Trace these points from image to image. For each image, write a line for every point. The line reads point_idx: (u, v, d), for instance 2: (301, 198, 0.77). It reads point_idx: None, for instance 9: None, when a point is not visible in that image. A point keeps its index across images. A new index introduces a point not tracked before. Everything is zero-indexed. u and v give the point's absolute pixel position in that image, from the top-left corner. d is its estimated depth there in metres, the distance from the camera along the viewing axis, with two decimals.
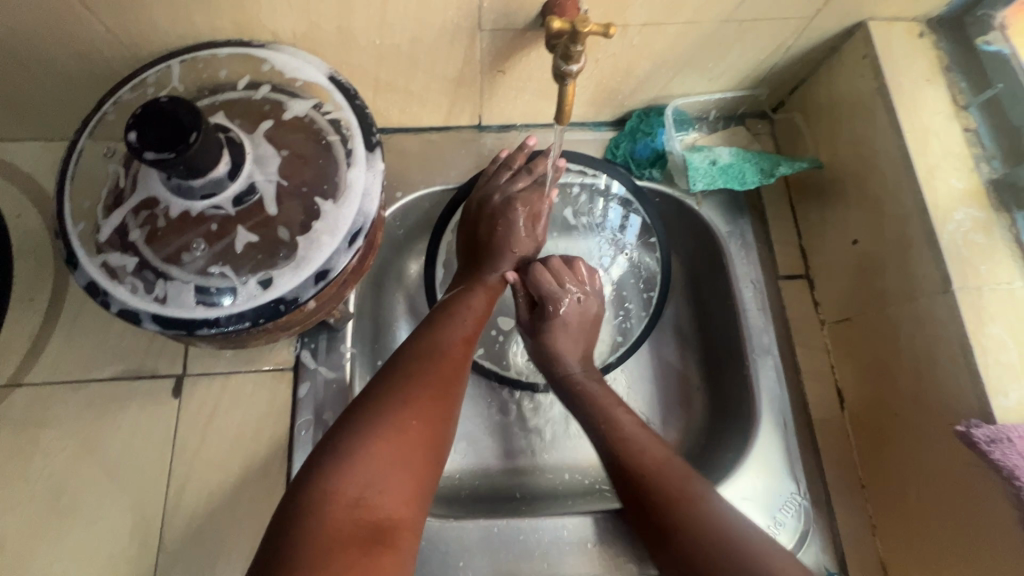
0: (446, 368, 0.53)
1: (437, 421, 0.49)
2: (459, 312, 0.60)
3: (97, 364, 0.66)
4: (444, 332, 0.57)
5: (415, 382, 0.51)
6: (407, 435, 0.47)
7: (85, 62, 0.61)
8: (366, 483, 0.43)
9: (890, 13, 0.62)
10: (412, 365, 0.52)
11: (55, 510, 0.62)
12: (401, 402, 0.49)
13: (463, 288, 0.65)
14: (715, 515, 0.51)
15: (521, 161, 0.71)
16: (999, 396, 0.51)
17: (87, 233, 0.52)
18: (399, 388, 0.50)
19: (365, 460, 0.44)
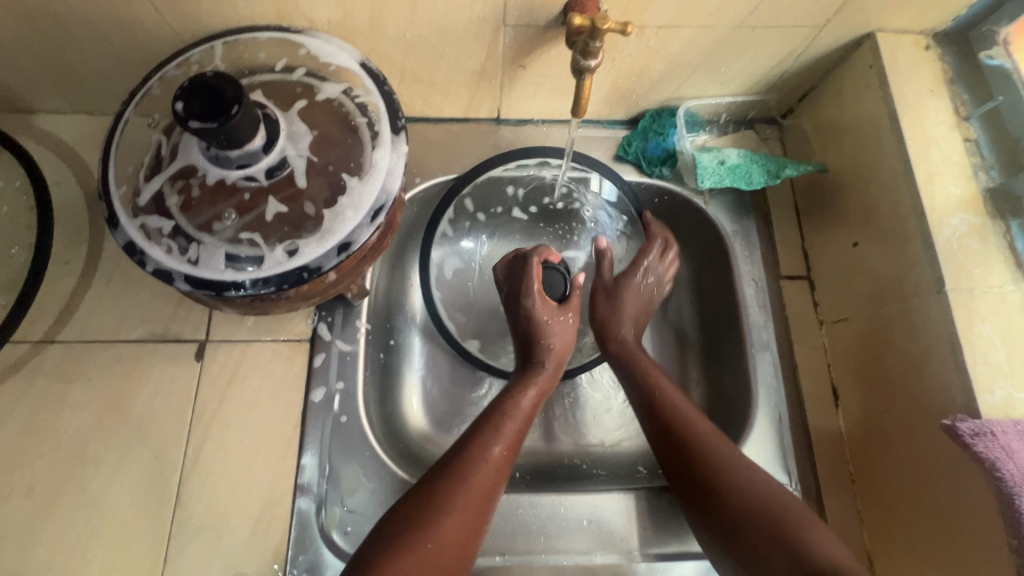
0: (487, 483, 0.56)
1: (456, 542, 0.52)
2: (512, 414, 0.61)
3: (125, 326, 0.70)
4: (487, 443, 0.58)
5: (456, 500, 0.53)
6: (447, 546, 0.51)
7: (133, 40, 0.65)
8: None
9: (897, 25, 0.65)
10: (451, 486, 0.54)
11: (80, 460, 0.65)
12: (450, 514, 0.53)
13: (524, 374, 0.67)
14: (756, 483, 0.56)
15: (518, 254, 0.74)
16: (984, 392, 0.53)
17: (127, 196, 0.55)
18: (446, 503, 0.53)
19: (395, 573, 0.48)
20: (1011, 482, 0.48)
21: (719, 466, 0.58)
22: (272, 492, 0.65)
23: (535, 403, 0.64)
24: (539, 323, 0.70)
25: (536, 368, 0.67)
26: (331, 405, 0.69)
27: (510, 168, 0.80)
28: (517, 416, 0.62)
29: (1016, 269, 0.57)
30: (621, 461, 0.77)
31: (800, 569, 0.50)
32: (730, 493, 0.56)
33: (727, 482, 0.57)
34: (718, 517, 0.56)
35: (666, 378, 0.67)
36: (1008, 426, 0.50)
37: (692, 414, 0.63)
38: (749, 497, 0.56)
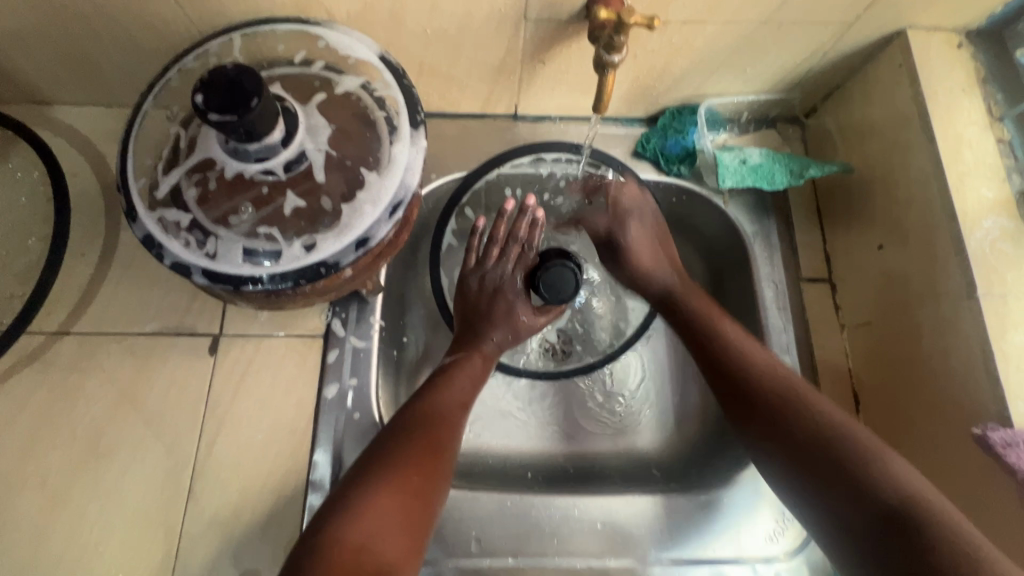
0: (450, 420, 0.59)
1: (432, 476, 0.54)
2: (458, 374, 0.65)
3: (140, 319, 0.70)
4: (446, 390, 0.62)
5: (418, 434, 0.56)
6: (406, 489, 0.51)
7: (151, 31, 0.64)
8: (369, 532, 0.47)
9: (929, 23, 0.63)
10: (417, 422, 0.57)
11: (94, 452, 0.65)
12: (405, 469, 0.52)
13: (460, 355, 0.68)
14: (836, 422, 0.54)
15: (502, 231, 0.74)
16: (1017, 402, 0.52)
17: (145, 189, 0.55)
18: (395, 460, 0.53)
19: (377, 503, 0.49)
20: None
21: (802, 404, 0.57)
22: (285, 488, 0.65)
23: (489, 358, 0.69)
24: (512, 323, 0.72)
25: (479, 343, 0.69)
26: (344, 402, 0.69)
27: (523, 163, 0.79)
28: (449, 388, 0.62)
29: None
30: (635, 463, 0.77)
31: (862, 505, 0.49)
32: (796, 419, 0.56)
33: (794, 410, 0.56)
34: (770, 425, 0.57)
35: (727, 320, 0.66)
36: None
37: (752, 347, 0.62)
38: (819, 418, 0.55)
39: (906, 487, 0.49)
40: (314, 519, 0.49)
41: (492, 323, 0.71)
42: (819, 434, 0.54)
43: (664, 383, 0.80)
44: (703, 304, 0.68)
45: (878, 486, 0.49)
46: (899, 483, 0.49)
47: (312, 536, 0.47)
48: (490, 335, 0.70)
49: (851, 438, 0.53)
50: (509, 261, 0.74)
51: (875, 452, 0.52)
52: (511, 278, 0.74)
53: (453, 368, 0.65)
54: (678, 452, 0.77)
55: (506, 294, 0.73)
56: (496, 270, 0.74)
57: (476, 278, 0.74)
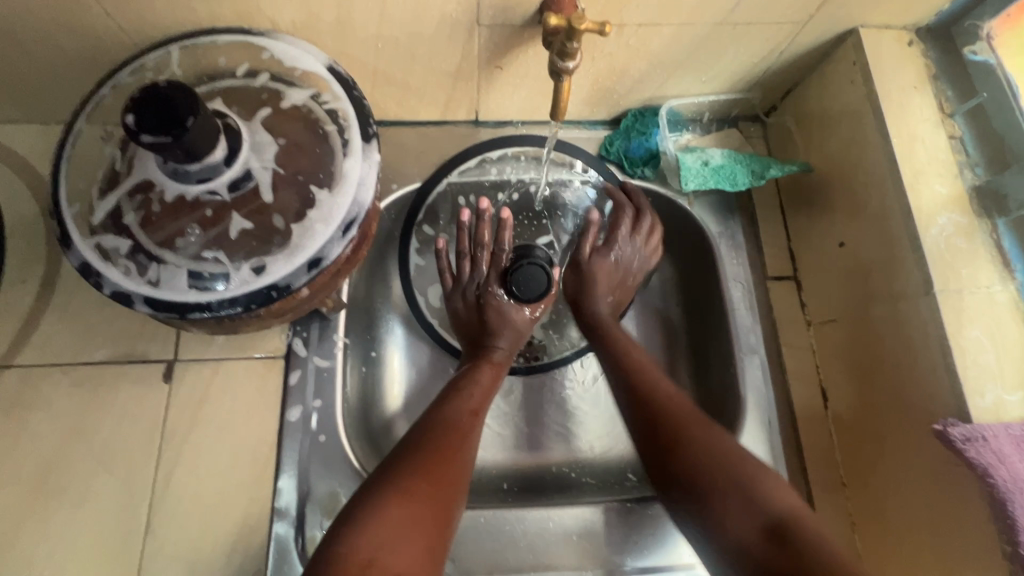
0: (461, 428, 0.57)
1: (443, 484, 0.52)
2: (467, 386, 0.63)
3: (88, 348, 0.66)
4: (455, 401, 0.61)
5: (427, 444, 0.54)
6: (416, 498, 0.49)
7: (84, 45, 0.61)
8: (376, 544, 0.45)
9: (880, 21, 0.64)
10: (427, 434, 0.56)
11: (43, 491, 0.62)
12: (413, 475, 0.51)
13: (469, 366, 0.66)
14: (713, 450, 0.54)
15: (467, 242, 0.74)
16: (974, 396, 0.52)
17: (81, 215, 0.52)
18: (404, 468, 0.51)
19: (387, 514, 0.47)
20: (1004, 488, 0.47)
21: (684, 431, 0.56)
22: (250, 518, 0.62)
23: (501, 367, 0.67)
24: (511, 325, 0.70)
25: (487, 354, 0.68)
26: (308, 425, 0.67)
27: (484, 163, 0.79)
28: (464, 396, 0.61)
29: (1004, 270, 0.56)
30: (610, 469, 0.76)
31: (750, 522, 0.50)
32: (684, 447, 0.55)
33: (689, 439, 0.55)
34: (686, 463, 0.54)
35: (634, 349, 0.65)
36: (999, 430, 0.49)
37: (642, 365, 0.63)
38: (709, 449, 0.54)
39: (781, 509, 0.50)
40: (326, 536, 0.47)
41: (492, 331, 0.70)
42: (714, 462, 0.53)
43: None
44: (618, 334, 0.67)
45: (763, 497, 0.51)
46: (766, 502, 0.50)
47: (321, 550, 0.45)
48: (495, 346, 0.69)
49: (735, 461, 0.53)
50: (482, 266, 0.73)
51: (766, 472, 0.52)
52: (490, 283, 0.72)
53: (466, 378, 0.64)
54: None
55: (491, 302, 0.71)
56: (473, 281, 0.73)
57: (458, 298, 0.73)
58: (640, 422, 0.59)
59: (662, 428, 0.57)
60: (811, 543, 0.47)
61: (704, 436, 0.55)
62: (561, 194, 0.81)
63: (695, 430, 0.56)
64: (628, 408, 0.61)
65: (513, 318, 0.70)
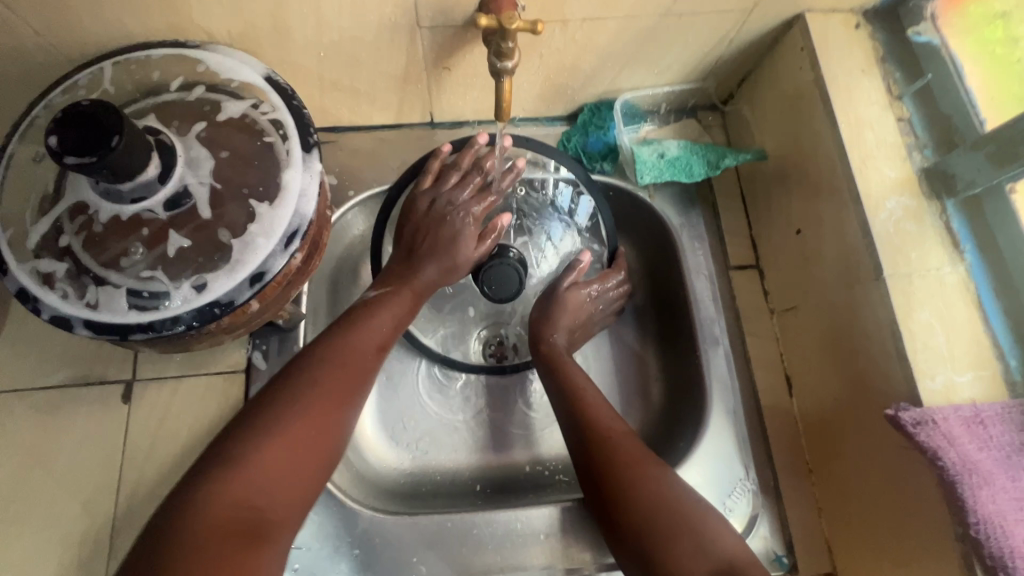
0: (362, 358, 0.55)
1: (330, 424, 0.50)
2: (377, 317, 0.59)
3: (44, 372, 0.66)
4: (364, 323, 0.58)
5: (324, 369, 0.52)
6: (297, 434, 0.48)
7: (18, 65, 0.60)
8: (247, 481, 0.44)
9: (826, 5, 0.63)
10: (325, 351, 0.54)
11: (2, 519, 0.61)
12: (297, 409, 0.48)
13: (387, 291, 0.62)
14: (658, 496, 0.54)
15: (468, 162, 0.70)
16: (926, 379, 0.52)
17: (17, 239, 0.51)
18: (292, 402, 0.49)
19: (264, 449, 0.46)
20: (953, 470, 0.47)
21: (628, 478, 0.55)
22: None
23: (417, 298, 0.64)
24: (451, 254, 0.66)
25: (412, 279, 0.64)
26: None
27: None
28: (370, 325, 0.58)
29: (953, 251, 0.56)
30: None
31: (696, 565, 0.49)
32: (630, 496, 0.54)
33: (631, 484, 0.55)
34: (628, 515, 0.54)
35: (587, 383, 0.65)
36: (949, 413, 0.49)
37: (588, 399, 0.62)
38: (651, 494, 0.54)
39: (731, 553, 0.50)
40: (188, 474, 0.45)
41: (432, 249, 0.66)
42: (659, 510, 0.53)
43: None
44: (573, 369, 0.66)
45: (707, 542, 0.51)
46: (712, 546, 0.50)
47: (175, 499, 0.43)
48: (423, 275, 0.65)
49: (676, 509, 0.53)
50: (465, 192, 0.69)
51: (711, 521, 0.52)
52: (464, 205, 0.68)
53: (379, 302, 0.61)
54: None
55: (453, 218, 0.67)
56: (450, 191, 0.68)
57: (425, 195, 0.69)
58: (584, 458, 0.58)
59: (608, 471, 0.56)
60: None
61: (648, 482, 0.55)
62: (533, 193, 0.79)
63: (641, 474, 0.55)
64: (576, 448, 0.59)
65: (456, 254, 0.66)
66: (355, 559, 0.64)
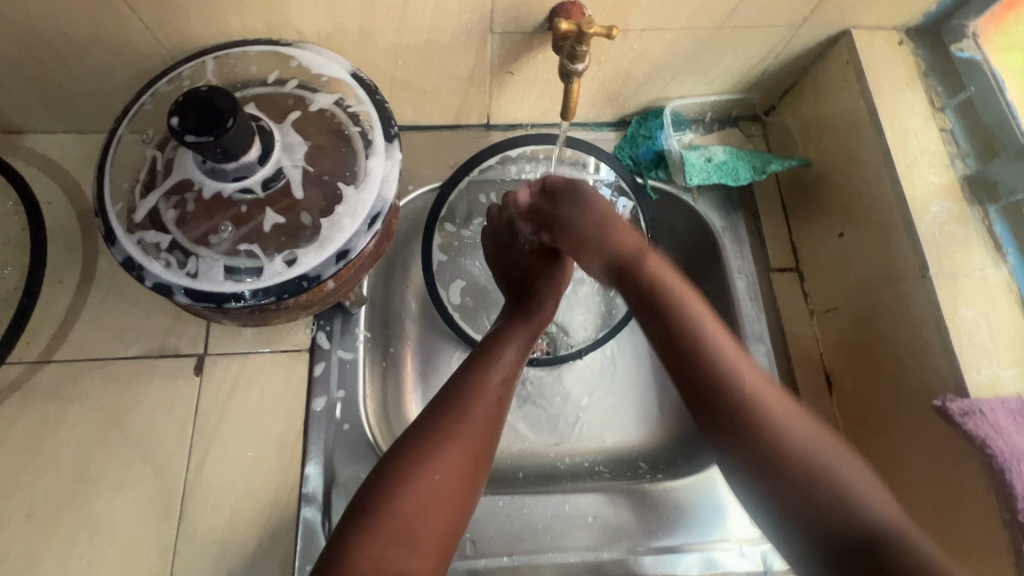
0: (492, 402, 0.58)
1: (463, 471, 0.53)
2: (504, 351, 0.63)
3: (122, 343, 0.70)
4: (493, 363, 0.61)
5: (461, 415, 0.55)
6: (431, 491, 0.50)
7: (124, 59, 0.65)
8: (388, 538, 0.47)
9: (871, 22, 0.67)
10: (460, 393, 0.57)
11: (81, 480, 0.65)
12: (433, 466, 0.51)
13: (504, 325, 0.68)
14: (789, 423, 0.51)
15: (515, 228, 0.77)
16: (971, 372, 0.55)
17: (123, 213, 0.56)
18: (424, 457, 0.52)
19: (404, 504, 0.49)
20: (1002, 457, 0.50)
21: (745, 403, 0.52)
22: (278, 503, 0.65)
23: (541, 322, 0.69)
24: (548, 279, 0.73)
25: (529, 312, 0.69)
26: (333, 413, 0.70)
27: (490, 165, 0.82)
28: (493, 367, 0.60)
29: (996, 253, 0.59)
30: (623, 458, 0.78)
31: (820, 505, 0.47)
32: (755, 428, 0.51)
33: (752, 418, 0.51)
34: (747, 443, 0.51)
35: (689, 295, 0.60)
36: (996, 405, 0.52)
37: (697, 312, 0.59)
38: (771, 427, 0.50)
39: (871, 508, 0.46)
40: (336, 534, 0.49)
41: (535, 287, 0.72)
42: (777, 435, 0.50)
43: (643, 375, 0.82)
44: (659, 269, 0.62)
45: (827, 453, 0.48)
46: (847, 489, 0.47)
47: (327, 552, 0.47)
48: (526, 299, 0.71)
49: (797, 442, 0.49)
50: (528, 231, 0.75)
51: (839, 463, 0.48)
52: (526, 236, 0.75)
53: (501, 343, 0.64)
54: (665, 445, 0.78)
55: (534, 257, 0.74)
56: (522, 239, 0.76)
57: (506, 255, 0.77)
58: (691, 382, 0.55)
59: (724, 387, 0.53)
60: (894, 543, 0.43)
61: (775, 417, 0.51)
62: None
63: (738, 365, 0.54)
64: (679, 362, 0.57)
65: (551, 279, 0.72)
66: None
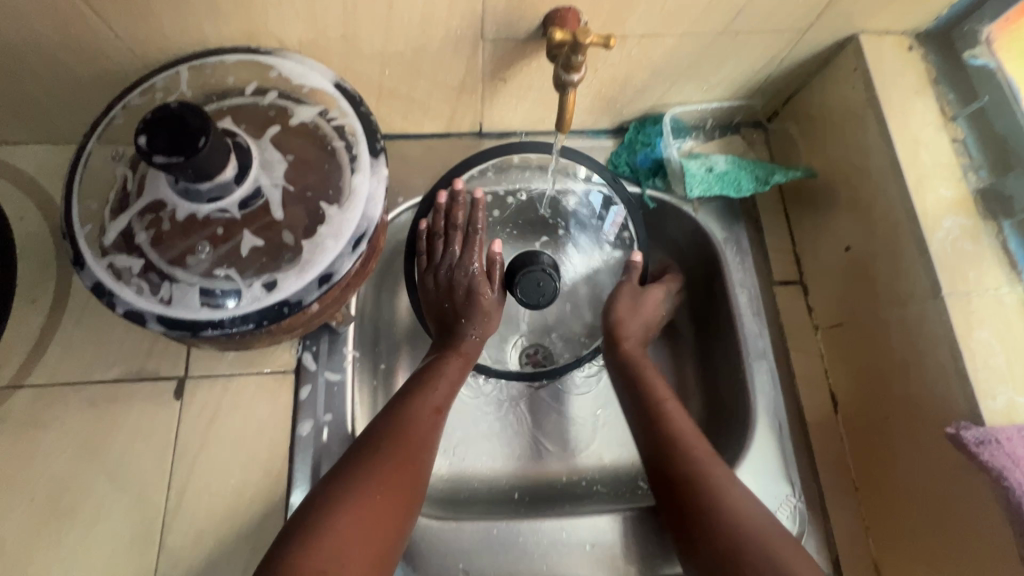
0: (423, 426, 0.58)
1: (400, 490, 0.53)
2: (436, 379, 0.63)
3: (99, 366, 0.67)
4: (425, 393, 0.61)
5: (389, 439, 0.56)
6: (371, 507, 0.51)
7: (96, 68, 0.62)
8: (330, 553, 0.47)
9: (880, 27, 0.64)
10: (391, 420, 0.58)
11: (56, 511, 0.62)
12: (366, 487, 0.52)
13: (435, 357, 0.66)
14: (741, 509, 0.54)
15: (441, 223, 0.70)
16: (986, 399, 0.53)
17: (93, 234, 0.52)
18: (358, 479, 0.52)
19: (345, 519, 0.49)
20: (1020, 491, 0.47)
21: (703, 482, 0.56)
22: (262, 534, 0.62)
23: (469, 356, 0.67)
24: (481, 312, 0.69)
25: (456, 343, 0.67)
26: (318, 438, 0.66)
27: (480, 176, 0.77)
28: (423, 396, 0.61)
29: (1010, 271, 0.57)
30: (621, 477, 0.76)
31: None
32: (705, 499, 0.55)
33: (705, 495, 0.55)
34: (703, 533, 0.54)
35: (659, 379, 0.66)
36: (1013, 433, 0.50)
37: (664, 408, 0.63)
38: (724, 503, 0.54)
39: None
40: (261, 567, 0.47)
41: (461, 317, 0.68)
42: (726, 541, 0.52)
43: None
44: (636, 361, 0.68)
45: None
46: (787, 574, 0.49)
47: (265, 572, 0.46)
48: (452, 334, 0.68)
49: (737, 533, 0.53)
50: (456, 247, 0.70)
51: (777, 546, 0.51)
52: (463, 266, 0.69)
53: (427, 374, 0.64)
54: None
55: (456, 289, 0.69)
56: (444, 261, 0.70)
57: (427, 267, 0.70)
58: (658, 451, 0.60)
59: (680, 480, 0.57)
60: None
61: (724, 495, 0.55)
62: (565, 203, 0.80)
63: (699, 462, 0.58)
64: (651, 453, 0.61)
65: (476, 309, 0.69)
66: (400, 564, 0.64)
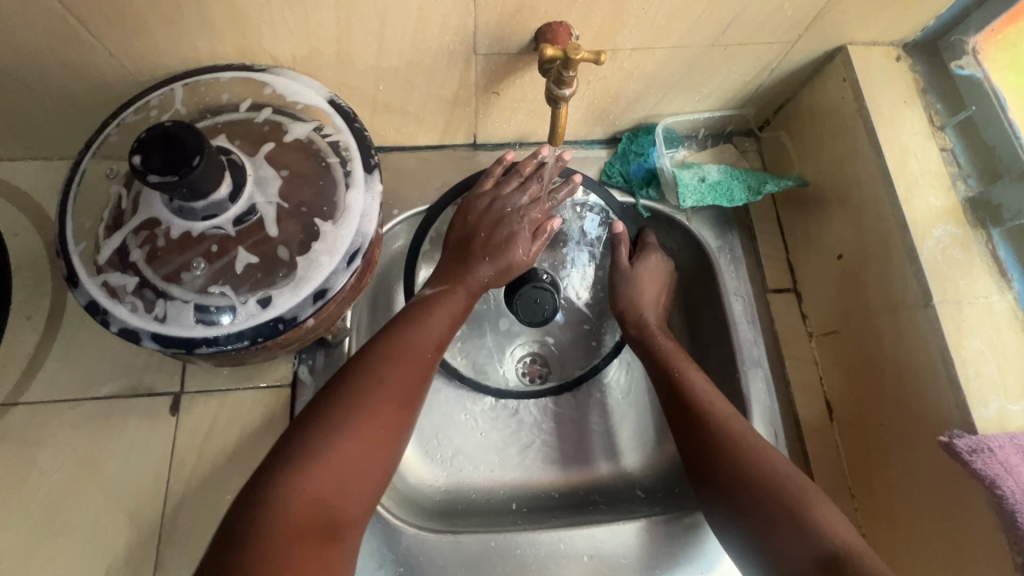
0: (422, 339, 0.56)
1: (398, 418, 0.51)
2: (436, 312, 0.60)
3: (94, 382, 0.67)
4: (424, 328, 0.58)
5: (393, 353, 0.54)
6: (371, 432, 0.49)
7: (90, 86, 0.62)
8: (327, 485, 0.46)
9: (867, 38, 0.65)
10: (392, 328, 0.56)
11: (51, 528, 0.61)
12: (363, 415, 0.49)
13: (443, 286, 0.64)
14: (773, 466, 0.54)
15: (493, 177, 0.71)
16: (979, 407, 0.53)
17: (87, 252, 0.53)
18: (342, 420, 0.49)
19: (340, 451, 0.47)
20: (1013, 499, 0.48)
21: (732, 442, 0.56)
22: None
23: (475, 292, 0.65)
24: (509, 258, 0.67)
25: (468, 278, 0.65)
26: None
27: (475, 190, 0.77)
28: (424, 322, 0.58)
29: (1000, 278, 0.57)
30: (617, 486, 0.76)
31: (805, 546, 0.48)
32: (733, 460, 0.55)
33: (739, 454, 0.55)
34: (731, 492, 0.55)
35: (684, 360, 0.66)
36: (1006, 441, 0.50)
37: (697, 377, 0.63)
38: (761, 462, 0.55)
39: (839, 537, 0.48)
40: (257, 478, 0.46)
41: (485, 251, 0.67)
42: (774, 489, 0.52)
43: (638, 400, 0.79)
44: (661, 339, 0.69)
45: (820, 529, 0.49)
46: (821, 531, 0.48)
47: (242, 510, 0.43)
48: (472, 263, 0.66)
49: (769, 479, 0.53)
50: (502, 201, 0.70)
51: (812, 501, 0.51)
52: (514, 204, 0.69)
53: (429, 301, 0.61)
54: (662, 473, 0.76)
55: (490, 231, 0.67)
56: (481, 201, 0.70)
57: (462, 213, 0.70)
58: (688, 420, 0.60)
59: (712, 443, 0.57)
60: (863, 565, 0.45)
61: (757, 456, 0.55)
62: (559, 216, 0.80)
63: (733, 425, 0.58)
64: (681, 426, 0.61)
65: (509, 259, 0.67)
66: None
